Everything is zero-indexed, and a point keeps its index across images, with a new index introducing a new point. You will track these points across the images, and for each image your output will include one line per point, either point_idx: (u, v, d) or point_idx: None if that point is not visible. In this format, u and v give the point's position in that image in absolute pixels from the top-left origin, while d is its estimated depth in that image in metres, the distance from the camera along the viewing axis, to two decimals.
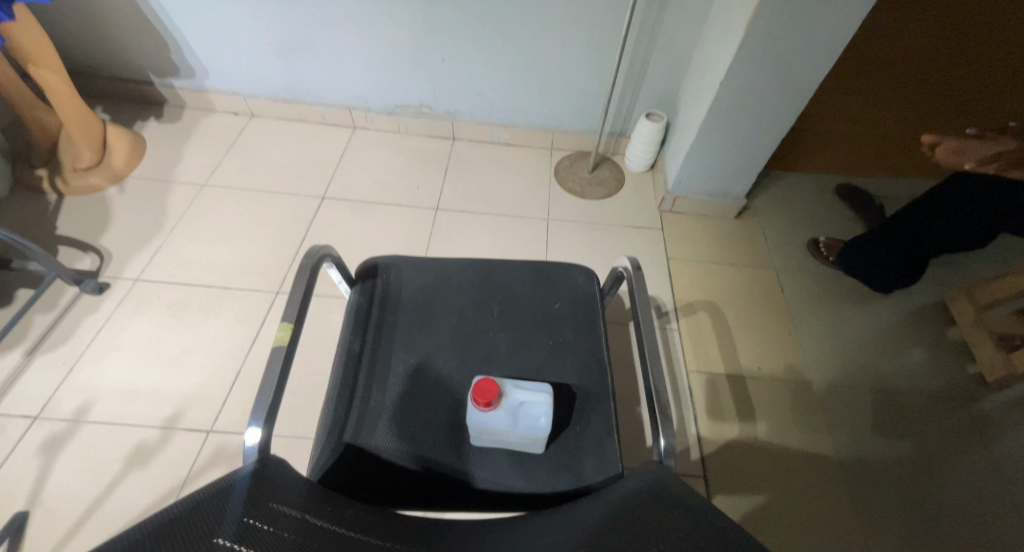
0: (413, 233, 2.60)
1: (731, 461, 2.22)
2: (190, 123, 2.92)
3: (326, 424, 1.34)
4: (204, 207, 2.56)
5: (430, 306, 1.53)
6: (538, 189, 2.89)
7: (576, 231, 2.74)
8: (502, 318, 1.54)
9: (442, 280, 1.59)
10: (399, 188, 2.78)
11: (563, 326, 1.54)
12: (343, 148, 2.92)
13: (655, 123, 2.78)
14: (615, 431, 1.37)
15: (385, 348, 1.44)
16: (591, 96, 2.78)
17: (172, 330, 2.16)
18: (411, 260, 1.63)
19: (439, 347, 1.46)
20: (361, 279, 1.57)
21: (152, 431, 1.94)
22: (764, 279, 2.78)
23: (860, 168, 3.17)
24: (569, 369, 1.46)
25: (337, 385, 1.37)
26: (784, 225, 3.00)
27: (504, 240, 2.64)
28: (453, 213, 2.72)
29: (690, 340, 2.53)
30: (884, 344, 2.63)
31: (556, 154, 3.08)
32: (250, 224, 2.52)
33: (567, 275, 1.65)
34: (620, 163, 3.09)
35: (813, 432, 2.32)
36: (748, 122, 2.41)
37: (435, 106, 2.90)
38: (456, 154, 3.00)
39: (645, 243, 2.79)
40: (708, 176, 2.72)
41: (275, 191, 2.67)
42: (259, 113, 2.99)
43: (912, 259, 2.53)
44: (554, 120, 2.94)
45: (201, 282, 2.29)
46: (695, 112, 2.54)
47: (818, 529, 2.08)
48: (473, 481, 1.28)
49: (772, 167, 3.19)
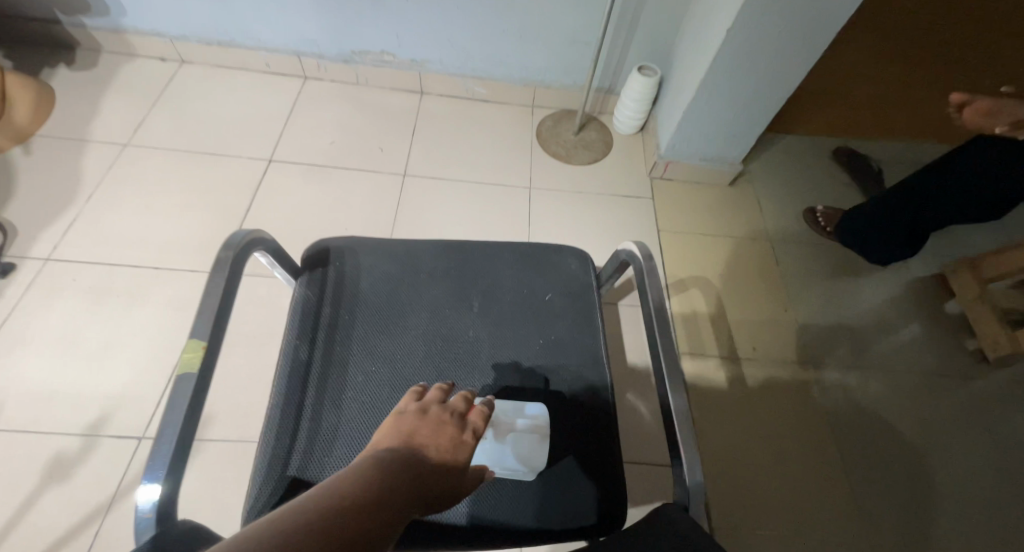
0: (378, 202, 2.30)
1: (725, 453, 2.03)
2: (109, 70, 2.50)
3: (267, 454, 1.10)
4: (129, 172, 2.19)
5: (393, 301, 1.28)
6: (518, 152, 2.61)
7: (561, 200, 2.48)
8: (482, 315, 1.29)
9: (408, 269, 1.33)
10: (361, 149, 2.45)
11: (555, 323, 1.30)
12: (294, 102, 2.56)
13: (649, 78, 2.50)
14: (617, 453, 1.17)
15: (340, 356, 1.19)
16: (577, 46, 2.47)
17: (94, 320, 1.85)
18: (371, 242, 1.36)
19: (406, 352, 1.21)
20: (309, 268, 1.30)
21: (70, 440, 1.64)
22: (759, 251, 2.57)
23: (863, 131, 2.96)
24: (563, 375, 1.24)
25: (282, 405, 1.13)
26: (780, 192, 2.78)
27: (480, 210, 2.37)
28: (423, 178, 2.42)
29: (681, 320, 2.31)
30: (884, 319, 2.44)
31: (537, 112, 2.78)
32: (186, 192, 2.18)
33: (557, 260, 1.40)
34: (607, 123, 2.81)
35: (811, 418, 2.13)
36: (755, 77, 2.14)
37: (399, 53, 2.55)
38: (425, 110, 2.66)
39: (636, 213, 2.55)
40: (705, 138, 2.47)
41: (214, 153, 2.31)
42: (191, 59, 2.58)
43: (918, 231, 2.31)
44: (535, 73, 2.63)
45: (128, 262, 1.97)
46: (694, 65, 2.26)
47: (817, 525, 1.92)
48: (452, 521, 1.08)
49: (770, 129, 2.96)
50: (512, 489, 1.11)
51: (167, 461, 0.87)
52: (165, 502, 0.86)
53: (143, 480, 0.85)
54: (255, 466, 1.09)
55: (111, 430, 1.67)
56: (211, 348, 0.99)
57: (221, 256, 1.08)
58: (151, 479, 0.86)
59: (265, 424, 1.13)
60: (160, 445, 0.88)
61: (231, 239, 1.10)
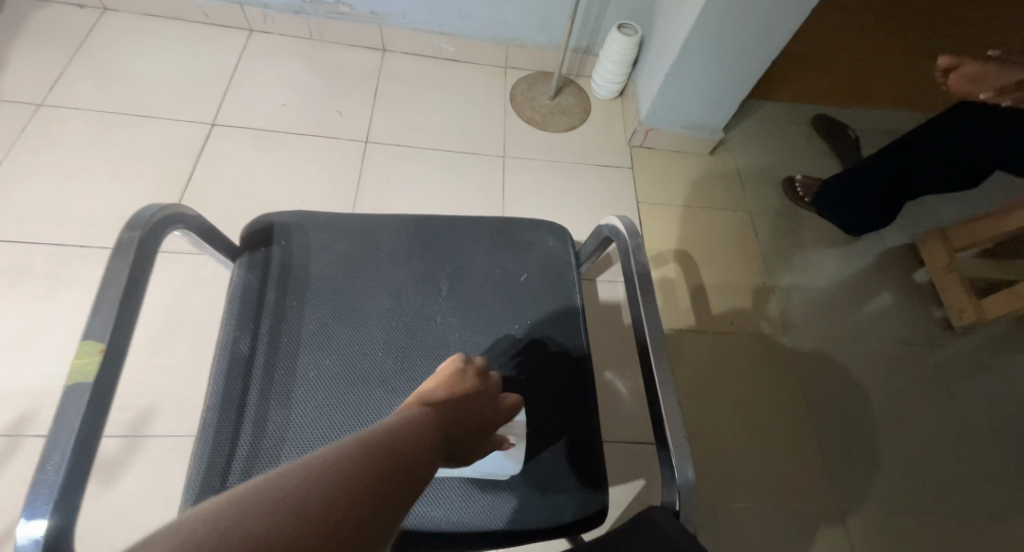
0: (338, 171, 2.11)
1: (702, 429, 1.96)
2: (20, 20, 2.20)
3: (202, 460, 0.95)
4: (49, 136, 1.95)
5: (349, 283, 1.13)
6: (490, 117, 2.43)
7: (536, 169, 2.33)
8: (452, 298, 1.16)
9: (365, 246, 1.18)
10: (317, 112, 2.24)
11: (532, 305, 1.18)
12: (238, 59, 2.31)
13: (629, 38, 2.34)
14: (598, 446, 1.06)
15: (287, 347, 1.05)
16: (552, 1, 2.29)
17: (9, 306, 1.64)
18: (322, 216, 1.20)
19: (365, 341, 1.08)
20: (248, 248, 1.14)
21: None
22: (738, 222, 2.48)
23: (846, 99, 2.87)
24: (540, 363, 1.12)
25: (218, 403, 0.98)
26: (760, 160, 2.69)
27: (449, 179, 2.21)
28: (387, 145, 2.23)
29: (660, 293, 2.22)
30: (860, 288, 2.40)
31: (510, 74, 2.59)
32: (116, 160, 1.95)
33: (534, 236, 1.28)
34: (585, 87, 2.65)
35: (788, 392, 2.09)
36: (742, 37, 2.00)
37: (356, 5, 2.32)
38: (387, 70, 2.45)
39: (616, 182, 2.42)
40: (688, 103, 2.34)
41: (148, 114, 2.07)
42: (114, 6, 2.31)
43: (893, 201, 2.25)
44: (507, 31, 2.44)
45: (49, 240, 1.75)
46: (677, 23, 2.11)
47: (795, 500, 1.88)
48: (415, 529, 0.95)
49: (753, 95, 2.84)
50: (482, 494, 0.99)
51: (52, 494, 0.73)
52: (55, 535, 0.71)
53: (25, 514, 0.71)
54: (188, 476, 0.94)
55: (36, 429, 1.49)
56: (112, 350, 0.85)
57: (125, 238, 0.93)
58: (33, 513, 0.72)
59: (200, 430, 0.98)
60: (44, 475, 0.73)
61: (140, 215, 0.96)
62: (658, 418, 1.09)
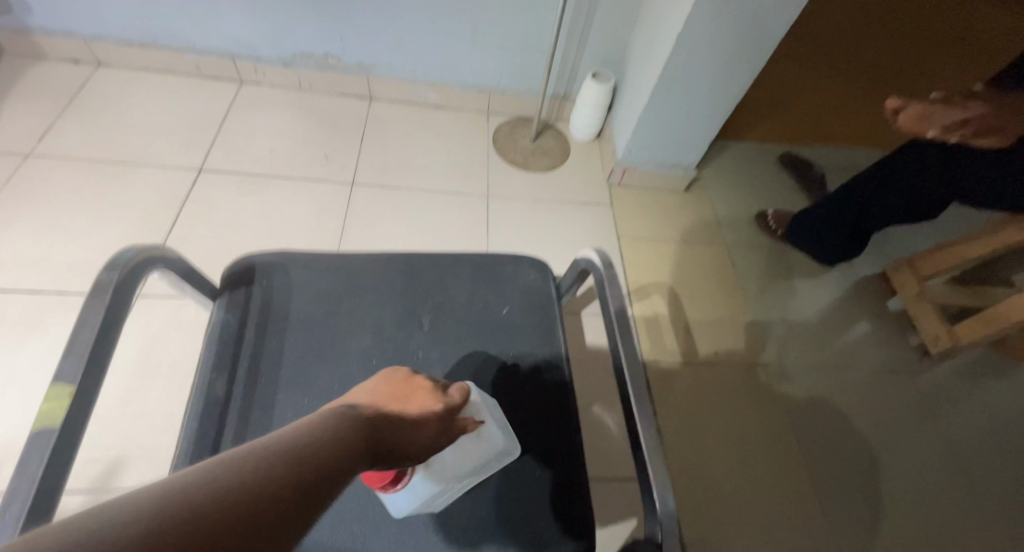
0: (324, 215, 2.16)
1: (690, 461, 1.97)
2: (16, 75, 2.29)
3: None
4: (38, 186, 2.00)
5: (329, 321, 1.16)
6: (474, 160, 2.52)
7: (517, 209, 2.41)
8: (432, 333, 1.19)
9: (348, 284, 1.22)
10: (305, 158, 2.31)
11: (511, 338, 1.22)
12: (229, 109, 2.40)
13: (602, 84, 2.47)
14: (579, 479, 1.07)
15: (266, 385, 1.07)
16: (530, 50, 2.43)
17: None
18: (305, 257, 1.25)
19: (344, 377, 1.10)
20: (231, 288, 1.18)
21: None
22: (716, 256, 2.56)
23: (813, 138, 3.02)
24: (518, 395, 1.15)
25: (197, 443, 1.01)
26: (734, 195, 2.80)
27: (432, 220, 2.26)
28: (372, 188, 2.29)
29: (643, 326, 2.27)
30: (836, 318, 2.47)
31: (493, 119, 2.70)
32: (104, 207, 2.00)
33: (514, 270, 1.32)
34: (563, 131, 2.77)
35: (773, 423, 2.11)
36: (706, 83, 2.13)
37: (345, 57, 2.43)
38: (374, 117, 2.54)
39: (595, 220, 2.50)
40: (660, 144, 2.45)
41: (137, 163, 2.13)
42: (109, 61, 2.40)
43: (862, 233, 2.35)
44: (489, 79, 2.57)
45: (31, 287, 1.77)
46: (646, 70, 2.24)
47: (785, 534, 1.87)
48: None
49: (726, 136, 2.98)
50: (460, 532, 0.99)
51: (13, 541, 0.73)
52: None
53: None
54: None
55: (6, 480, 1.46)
56: (81, 392, 0.87)
57: (103, 280, 0.96)
58: None
59: (177, 468, 1.03)
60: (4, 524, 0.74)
61: (119, 258, 0.99)
62: (637, 448, 1.11)
